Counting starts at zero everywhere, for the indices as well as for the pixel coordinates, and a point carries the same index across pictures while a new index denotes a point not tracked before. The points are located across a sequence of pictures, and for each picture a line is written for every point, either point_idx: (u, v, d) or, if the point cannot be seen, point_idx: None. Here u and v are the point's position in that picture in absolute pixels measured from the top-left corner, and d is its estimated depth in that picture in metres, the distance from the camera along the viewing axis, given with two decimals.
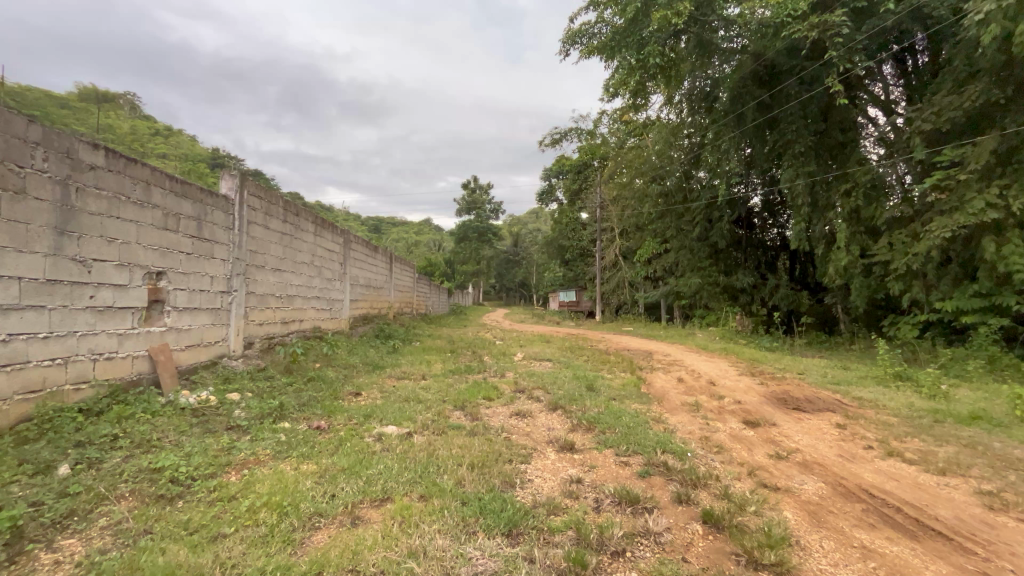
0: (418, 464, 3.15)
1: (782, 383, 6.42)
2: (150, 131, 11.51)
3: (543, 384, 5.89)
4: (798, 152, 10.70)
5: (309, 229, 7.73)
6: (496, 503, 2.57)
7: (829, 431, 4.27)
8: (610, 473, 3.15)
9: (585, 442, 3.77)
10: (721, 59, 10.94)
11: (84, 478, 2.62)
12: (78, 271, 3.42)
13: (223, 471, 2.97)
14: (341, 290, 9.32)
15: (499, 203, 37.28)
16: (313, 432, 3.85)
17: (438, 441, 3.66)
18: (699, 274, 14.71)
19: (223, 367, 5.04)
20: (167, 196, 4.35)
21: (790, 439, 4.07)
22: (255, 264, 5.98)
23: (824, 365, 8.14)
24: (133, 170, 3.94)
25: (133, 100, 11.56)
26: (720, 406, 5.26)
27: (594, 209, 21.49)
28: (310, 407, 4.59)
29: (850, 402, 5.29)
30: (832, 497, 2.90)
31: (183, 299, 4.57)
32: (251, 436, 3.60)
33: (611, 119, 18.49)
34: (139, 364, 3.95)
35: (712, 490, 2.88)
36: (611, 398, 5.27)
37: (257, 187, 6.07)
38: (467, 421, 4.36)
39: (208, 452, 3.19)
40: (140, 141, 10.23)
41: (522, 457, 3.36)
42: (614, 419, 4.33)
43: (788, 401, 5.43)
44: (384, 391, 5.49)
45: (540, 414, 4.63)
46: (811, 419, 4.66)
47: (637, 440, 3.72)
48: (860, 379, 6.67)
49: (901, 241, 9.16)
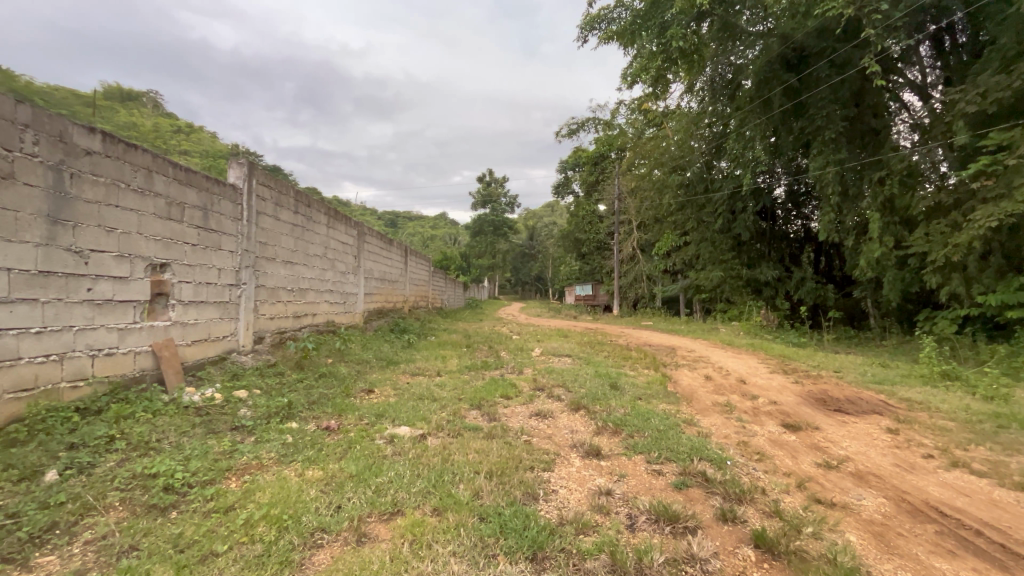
0: (432, 471, 2.89)
1: (819, 382, 6.02)
2: (172, 127, 11.53)
3: (564, 381, 5.60)
4: (828, 138, 10.06)
5: (322, 221, 7.53)
6: (517, 520, 2.29)
7: (881, 436, 3.90)
8: (643, 484, 2.85)
9: (613, 447, 3.48)
10: (745, 44, 10.46)
11: (72, 486, 2.41)
12: (74, 263, 3.23)
13: (222, 478, 2.75)
14: (355, 283, 9.12)
15: (514, 196, 36.83)
16: (321, 434, 3.63)
17: (454, 445, 3.40)
18: (720, 267, 14.19)
19: (232, 363, 4.87)
20: (170, 184, 4.15)
21: (837, 445, 3.71)
22: (265, 256, 5.78)
23: (860, 362, 7.70)
24: (132, 156, 3.74)
25: (156, 98, 11.70)
26: (754, 406, 4.91)
27: (611, 202, 20.94)
28: (320, 405, 4.37)
29: (897, 404, 4.88)
30: (897, 517, 2.55)
31: (189, 292, 4.39)
32: (256, 438, 3.39)
33: (628, 109, 17.91)
34: (141, 360, 3.77)
35: (761, 507, 2.55)
36: (637, 397, 4.95)
37: (266, 176, 5.86)
38: (485, 422, 4.09)
39: (208, 456, 2.98)
40: (161, 137, 10.24)
41: (544, 464, 3.08)
42: (641, 421, 4.01)
43: (828, 402, 5.04)
44: (398, 388, 5.26)
45: (562, 414, 4.34)
46: (856, 422, 4.29)
47: (670, 446, 3.41)
48: (903, 378, 6.23)
49: (942, 232, 8.62)
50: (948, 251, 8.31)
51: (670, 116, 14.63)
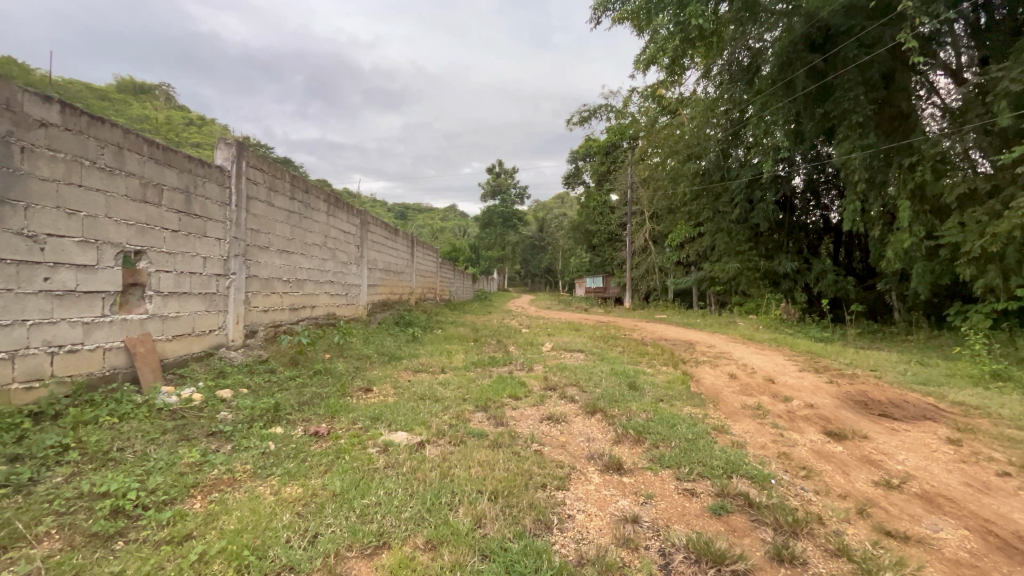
0: (428, 490, 2.50)
1: (856, 382, 5.52)
2: (183, 120, 11.33)
3: (578, 380, 5.17)
4: (855, 122, 9.32)
5: (322, 208, 7.15)
6: (526, 559, 1.90)
7: (941, 448, 3.43)
8: (675, 509, 2.42)
9: (636, 460, 3.05)
10: (765, 25, 9.46)
11: (3, 510, 2.05)
12: (27, 249, 2.89)
13: (186, 496, 2.38)
14: (358, 274, 8.75)
15: (524, 187, 36.31)
16: (308, 441, 3.25)
17: (455, 455, 3.00)
18: (737, 258, 13.60)
19: (219, 359, 4.51)
20: (145, 163, 3.77)
21: (892, 459, 3.25)
22: (257, 244, 5.39)
23: (895, 359, 7.19)
24: (99, 130, 3.36)
25: (166, 87, 11.55)
26: (789, 410, 4.44)
27: (624, 191, 20.27)
28: (312, 406, 4.00)
29: (950, 409, 4.40)
30: (990, 557, 2.11)
31: (169, 282, 4.03)
32: (234, 446, 3.02)
33: (641, 96, 16.89)
34: (112, 357, 3.41)
35: (822, 543, 2.12)
36: (659, 399, 4.51)
37: (259, 159, 5.46)
38: (491, 427, 3.68)
39: (174, 469, 2.60)
40: (172, 128, 10.02)
41: (558, 481, 2.67)
42: (667, 428, 3.57)
43: (871, 405, 4.57)
44: (398, 386, 4.88)
45: (577, 419, 3.92)
46: (908, 431, 3.82)
47: (702, 459, 2.98)
48: (947, 378, 5.71)
49: (979, 221, 8.02)
50: (987, 241, 7.71)
51: (685, 102, 13.95)
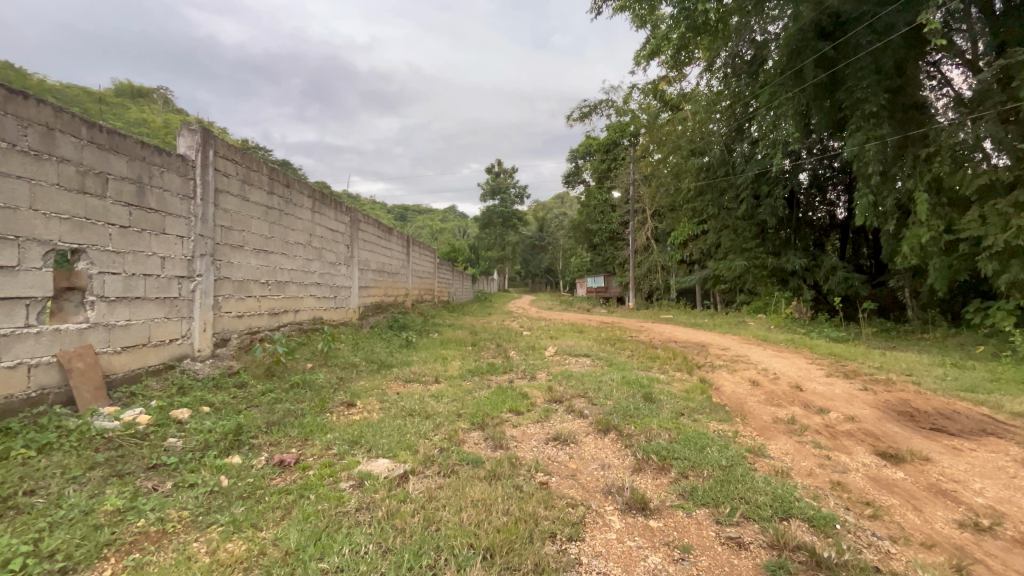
0: (408, 545, 1.98)
1: (893, 389, 4.97)
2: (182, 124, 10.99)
3: (586, 391, 4.62)
4: (869, 113, 8.67)
5: (306, 205, 6.61)
6: None
7: (1020, 474, 2.90)
8: (721, 569, 1.90)
9: (663, 495, 2.52)
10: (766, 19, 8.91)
11: None
12: None
13: (91, 560, 1.85)
14: (348, 275, 8.21)
15: (525, 185, 35.74)
16: (269, 473, 2.72)
17: (446, 491, 2.47)
18: (744, 255, 13.08)
19: (180, 372, 3.99)
20: (84, 148, 3.24)
21: (966, 488, 2.72)
22: (229, 243, 4.87)
23: (928, 362, 6.63)
24: (18, 106, 2.83)
25: (167, 95, 11.34)
26: (828, 424, 3.90)
27: (626, 188, 19.63)
28: (282, 427, 3.47)
29: (1012, 422, 3.85)
30: None
31: (116, 286, 3.50)
32: (175, 484, 2.48)
33: (641, 92, 16.14)
34: (40, 375, 2.90)
35: None
36: (679, 414, 3.97)
37: (231, 147, 4.92)
38: (488, 452, 3.15)
39: (86, 520, 2.06)
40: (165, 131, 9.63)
41: (572, 529, 2.14)
42: (694, 451, 3.04)
43: (918, 417, 4.04)
44: (385, 400, 4.35)
45: (587, 440, 3.38)
46: (974, 451, 3.28)
47: (743, 494, 2.46)
48: (994, 384, 5.16)
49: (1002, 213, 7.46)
50: (1012, 235, 7.22)
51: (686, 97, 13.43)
